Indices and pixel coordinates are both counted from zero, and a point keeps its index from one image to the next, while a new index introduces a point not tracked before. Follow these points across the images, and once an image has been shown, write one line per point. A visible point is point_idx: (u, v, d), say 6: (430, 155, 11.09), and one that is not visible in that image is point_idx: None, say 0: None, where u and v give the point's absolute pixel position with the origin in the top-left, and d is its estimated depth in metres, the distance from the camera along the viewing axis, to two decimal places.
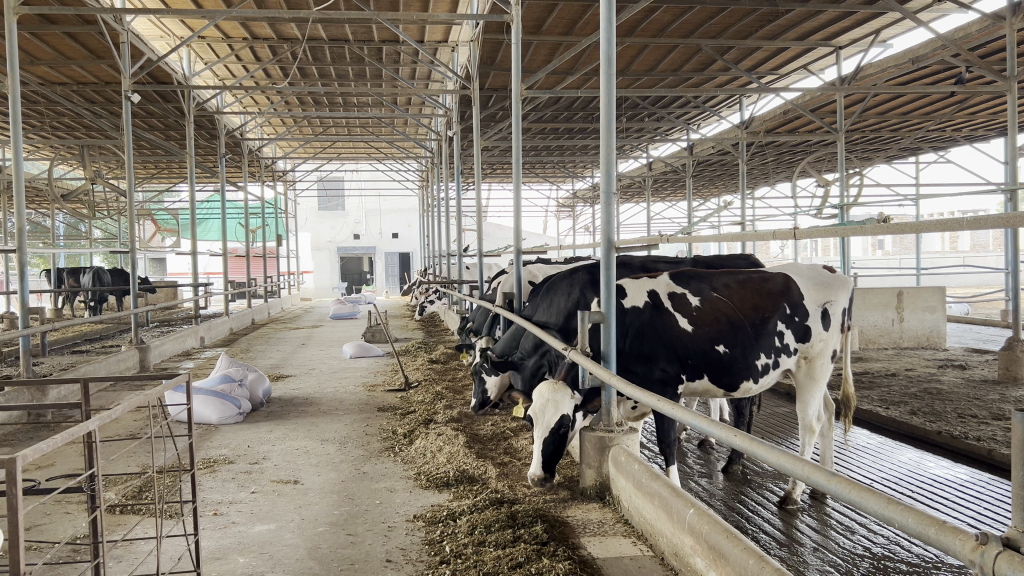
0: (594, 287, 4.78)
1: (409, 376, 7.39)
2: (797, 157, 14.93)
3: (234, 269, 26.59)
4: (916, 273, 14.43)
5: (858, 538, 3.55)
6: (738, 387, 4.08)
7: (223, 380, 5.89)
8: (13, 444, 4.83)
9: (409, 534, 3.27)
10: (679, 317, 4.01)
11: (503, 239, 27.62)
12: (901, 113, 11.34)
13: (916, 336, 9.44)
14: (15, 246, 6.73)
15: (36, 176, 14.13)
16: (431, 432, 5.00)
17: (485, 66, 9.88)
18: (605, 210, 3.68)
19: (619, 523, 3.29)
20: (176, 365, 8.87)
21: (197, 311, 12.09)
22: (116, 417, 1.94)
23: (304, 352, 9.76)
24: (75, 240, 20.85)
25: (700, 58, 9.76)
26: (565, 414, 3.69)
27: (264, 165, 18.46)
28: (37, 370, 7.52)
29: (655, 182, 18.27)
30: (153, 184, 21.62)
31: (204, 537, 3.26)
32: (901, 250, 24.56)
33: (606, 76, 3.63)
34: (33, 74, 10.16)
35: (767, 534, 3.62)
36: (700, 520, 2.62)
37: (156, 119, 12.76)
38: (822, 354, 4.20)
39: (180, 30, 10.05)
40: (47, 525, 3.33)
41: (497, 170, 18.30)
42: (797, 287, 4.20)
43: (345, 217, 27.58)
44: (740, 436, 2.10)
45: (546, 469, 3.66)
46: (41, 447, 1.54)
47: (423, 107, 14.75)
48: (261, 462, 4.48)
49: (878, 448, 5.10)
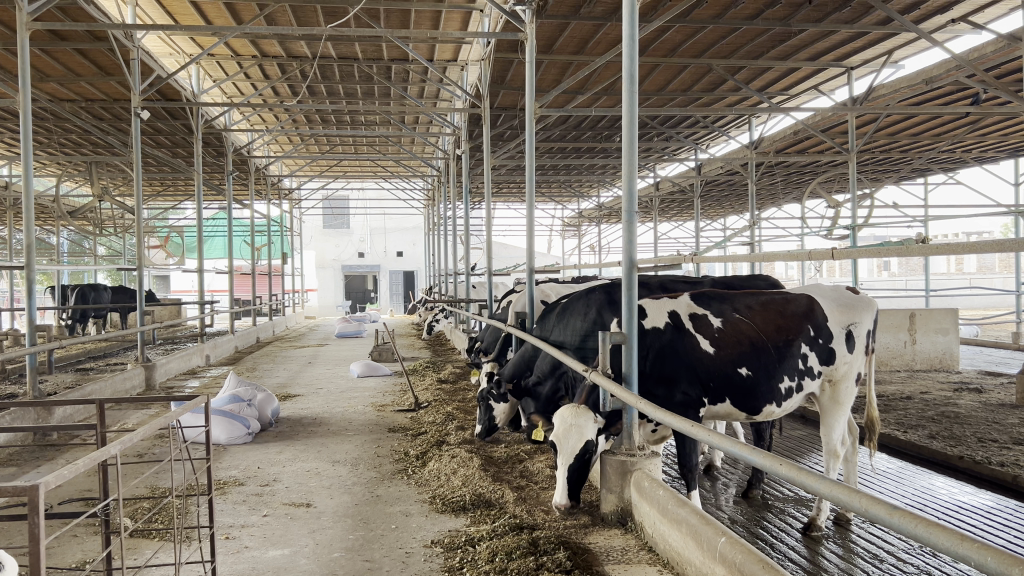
0: (613, 308, 4.71)
1: (419, 396, 7.31)
2: (806, 177, 14.92)
3: (238, 287, 26.58)
4: (925, 294, 14.34)
5: (886, 566, 3.46)
6: (761, 410, 4.00)
7: (232, 400, 5.81)
8: (19, 464, 4.76)
9: (428, 560, 3.19)
10: (701, 338, 3.93)
11: (508, 258, 27.62)
12: (911, 134, 11.32)
13: (928, 358, 9.33)
14: (23, 263, 6.69)
15: (43, 193, 14.12)
16: (445, 453, 4.92)
17: (496, 85, 9.90)
18: (628, 229, 3.61)
19: (643, 550, 3.20)
20: (182, 384, 8.78)
21: (202, 329, 12.03)
22: (135, 441, 1.87)
23: (311, 371, 9.68)
24: (80, 256, 20.85)
25: (711, 78, 9.75)
26: (590, 439, 3.61)
27: (271, 183, 18.49)
28: (43, 387, 7.44)
29: (662, 201, 18.24)
30: (159, 202, 21.63)
31: (219, 563, 3.18)
32: (906, 271, 24.55)
33: (629, 92, 3.57)
34: (44, 90, 10.18)
35: (792, 563, 3.53)
36: (732, 548, 2.54)
37: (164, 136, 12.74)
38: (846, 377, 4.12)
39: (190, 47, 10.07)
40: (56, 548, 3.25)
41: (505, 189, 18.30)
42: (820, 308, 4.12)
43: (349, 235, 27.61)
44: (781, 463, 1.97)
45: (572, 497, 3.59)
46: (63, 474, 1.47)
47: (431, 126, 14.77)
48: (272, 484, 4.39)
49: (899, 474, 4.99)
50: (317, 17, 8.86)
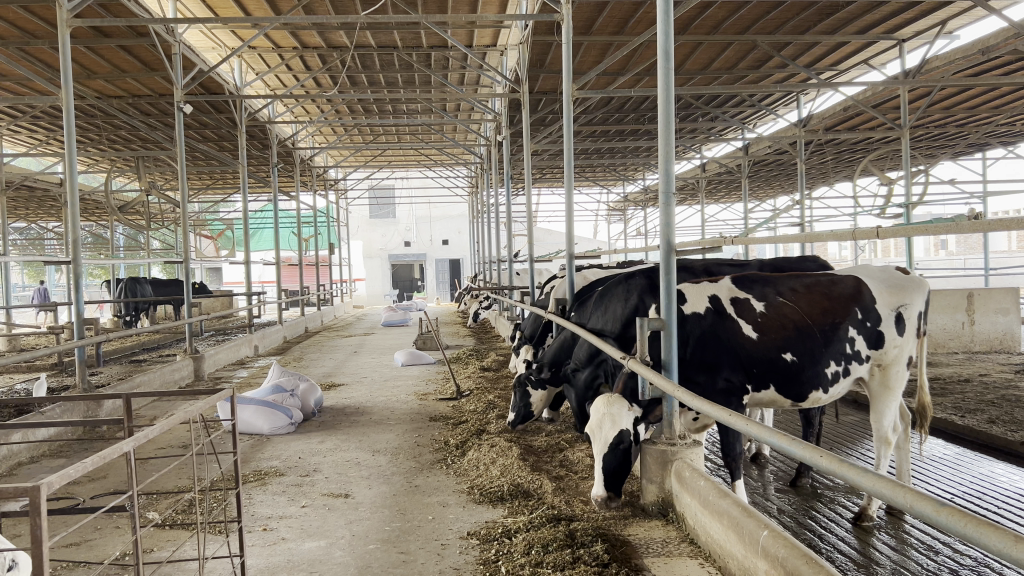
0: (653, 293, 4.59)
1: (461, 384, 7.28)
2: (857, 155, 14.53)
3: (287, 278, 26.95)
4: (985, 272, 13.86)
5: (942, 559, 3.31)
6: (807, 396, 3.85)
7: (274, 390, 5.84)
8: (68, 455, 4.85)
9: (463, 553, 3.14)
10: (743, 324, 3.80)
11: (554, 244, 27.55)
12: (968, 107, 10.93)
13: (988, 339, 9.01)
14: (72, 258, 6.80)
15: (95, 188, 14.44)
16: (484, 443, 4.87)
17: (535, 69, 9.79)
18: (664, 211, 3.50)
19: (684, 543, 3.11)
20: (230, 374, 8.89)
21: (251, 320, 12.15)
22: (153, 435, 1.84)
23: (357, 360, 9.72)
24: (134, 250, 21.32)
25: (756, 55, 9.51)
26: (624, 427, 3.49)
27: (316, 174, 18.65)
28: (95, 380, 7.61)
29: (710, 183, 17.93)
30: (208, 195, 22.02)
31: (252, 555, 3.17)
32: (965, 250, 23.86)
33: (664, 71, 3.45)
34: (91, 88, 10.36)
35: (842, 554, 3.40)
36: (774, 542, 2.43)
37: (209, 130, 12.91)
38: (897, 361, 3.94)
39: (232, 41, 10.18)
40: (96, 540, 3.28)
41: (549, 175, 18.19)
42: (868, 291, 3.95)
43: (395, 225, 27.79)
44: (825, 456, 1.84)
45: (610, 488, 3.44)
46: (68, 473, 1.43)
47: (472, 112, 14.72)
48: (312, 475, 4.39)
49: (956, 461, 4.79)
50: (353, 6, 8.84)
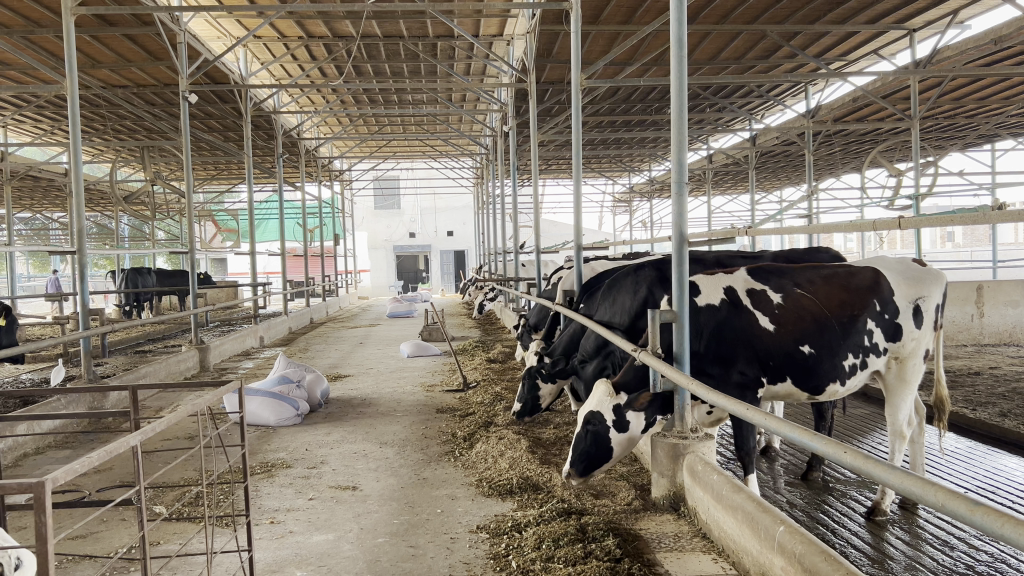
0: (663, 285, 4.55)
1: (468, 376, 7.25)
2: (866, 147, 14.43)
3: (292, 269, 26.94)
4: (993, 264, 13.75)
5: (957, 554, 3.26)
6: (824, 389, 3.81)
7: (281, 381, 5.82)
8: (74, 447, 4.83)
9: (473, 547, 3.10)
10: (760, 316, 3.75)
11: (559, 235, 27.49)
12: (978, 98, 10.85)
13: (997, 332, 8.94)
14: (77, 249, 6.77)
15: (100, 178, 14.42)
16: (492, 435, 4.84)
17: (542, 58, 9.71)
18: (677, 202, 3.45)
19: (697, 537, 3.07)
20: (236, 365, 8.87)
21: (256, 311, 12.12)
22: (160, 428, 1.80)
23: (363, 352, 9.69)
24: (139, 241, 21.32)
25: (765, 44, 9.43)
26: (596, 411, 3.67)
27: (321, 165, 18.61)
28: (100, 370, 7.59)
29: (717, 174, 17.84)
30: (213, 186, 21.98)
31: (260, 548, 3.14)
32: (972, 242, 23.73)
33: (677, 59, 3.40)
34: (96, 78, 10.32)
35: (855, 549, 3.36)
36: (791, 538, 2.39)
37: (214, 120, 12.87)
38: (914, 355, 3.91)
39: (237, 30, 10.13)
40: (102, 534, 3.25)
41: (555, 165, 18.13)
42: (886, 282, 3.91)
43: (400, 216, 27.73)
44: (850, 452, 1.77)
45: (577, 466, 3.65)
46: (75, 467, 1.39)
47: (478, 103, 14.64)
48: (319, 467, 4.36)
49: (969, 454, 4.75)
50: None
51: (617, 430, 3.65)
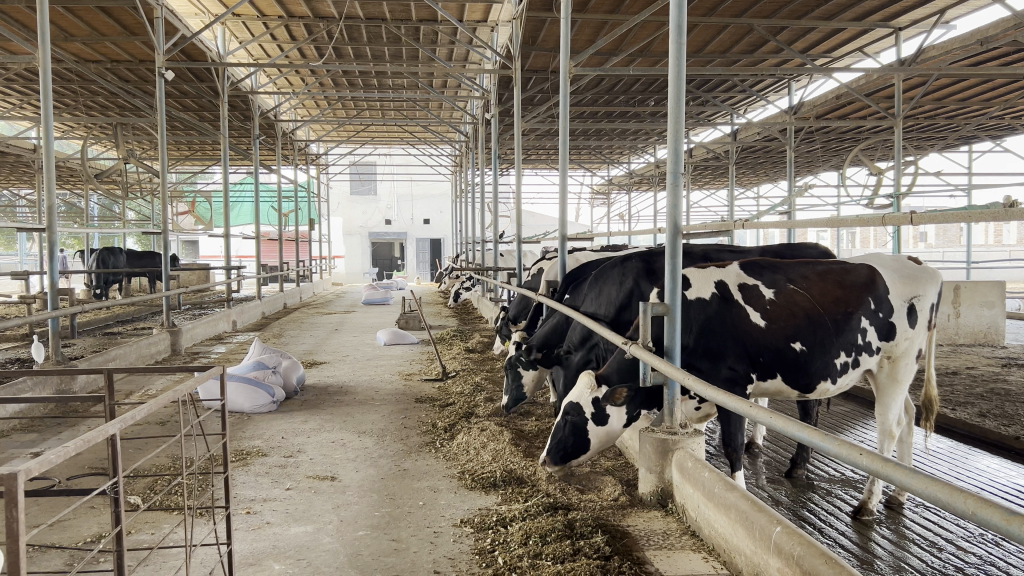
0: (650, 278, 4.45)
1: (446, 365, 7.15)
2: (847, 144, 14.49)
3: (265, 253, 26.64)
4: (968, 265, 13.89)
5: (945, 555, 3.23)
6: (815, 387, 3.77)
7: (256, 366, 5.68)
8: (40, 431, 4.68)
9: (457, 542, 3.01)
10: (751, 311, 3.69)
11: (536, 226, 27.42)
12: (960, 98, 10.91)
13: (972, 332, 9.01)
14: (46, 226, 6.54)
15: (70, 155, 14.11)
16: (473, 426, 4.75)
17: (527, 46, 9.61)
18: (673, 191, 3.37)
19: (686, 535, 3.01)
20: (208, 349, 8.69)
21: (229, 294, 11.91)
22: (138, 416, 1.68)
23: (339, 338, 9.55)
24: (108, 221, 20.96)
25: (750, 39, 9.44)
26: (575, 402, 3.62)
27: (297, 149, 18.38)
28: (68, 352, 7.40)
29: (698, 168, 17.83)
30: (186, 166, 21.61)
31: (237, 540, 3.03)
32: (944, 243, 24.03)
33: (677, 46, 3.31)
34: (68, 51, 10.05)
35: (843, 550, 3.32)
36: (789, 540, 2.32)
37: (190, 99, 12.64)
38: (907, 354, 3.88)
39: (215, 7, 9.90)
40: (70, 521, 3.14)
41: (536, 155, 18.03)
42: (882, 281, 3.87)
43: (376, 202, 27.51)
44: (864, 455, 1.62)
45: (555, 453, 3.62)
46: (49, 459, 1.28)
47: (459, 89, 14.50)
48: (296, 456, 4.25)
49: (951, 454, 4.74)
50: None
51: (596, 422, 3.60)
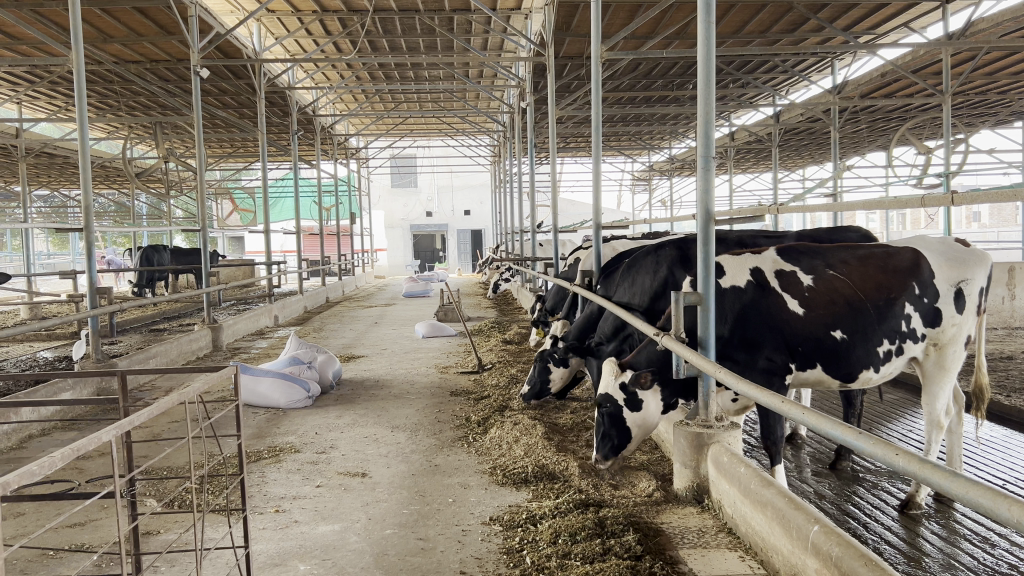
0: (685, 266, 4.33)
1: (483, 358, 7.08)
2: (894, 124, 14.10)
3: (307, 247, 26.89)
4: None
5: (997, 551, 3.08)
6: (856, 376, 3.62)
7: (291, 362, 5.67)
8: (79, 430, 4.72)
9: (485, 541, 2.94)
10: (788, 298, 3.56)
11: (577, 215, 27.33)
12: (1013, 73, 10.49)
13: None
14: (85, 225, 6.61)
15: (116, 155, 14.38)
16: (507, 420, 4.68)
17: (561, 32, 9.45)
18: (704, 176, 3.25)
19: (723, 533, 2.90)
20: (248, 345, 8.76)
21: (272, 289, 11.97)
22: (138, 421, 1.62)
23: (378, 331, 9.56)
24: (155, 219, 21.34)
25: (791, 17, 9.18)
26: (606, 392, 3.59)
27: (337, 143, 18.50)
28: (110, 350, 7.50)
29: (740, 151, 17.51)
30: (228, 164, 21.89)
31: (263, 539, 3.01)
32: (999, 223, 23.34)
33: (705, 25, 3.18)
34: (107, 52, 10.21)
35: (889, 545, 3.18)
36: (827, 538, 2.21)
37: (228, 97, 12.76)
38: (955, 341, 3.71)
39: (249, 4, 9.96)
40: (99, 521, 3.14)
41: (574, 143, 17.87)
42: (927, 264, 3.69)
43: (417, 194, 27.59)
44: (903, 455, 1.50)
45: (605, 447, 3.60)
46: (30, 471, 1.22)
47: (495, 79, 14.44)
48: (328, 452, 4.22)
49: (1006, 443, 4.54)
50: None
51: (632, 409, 3.55)
